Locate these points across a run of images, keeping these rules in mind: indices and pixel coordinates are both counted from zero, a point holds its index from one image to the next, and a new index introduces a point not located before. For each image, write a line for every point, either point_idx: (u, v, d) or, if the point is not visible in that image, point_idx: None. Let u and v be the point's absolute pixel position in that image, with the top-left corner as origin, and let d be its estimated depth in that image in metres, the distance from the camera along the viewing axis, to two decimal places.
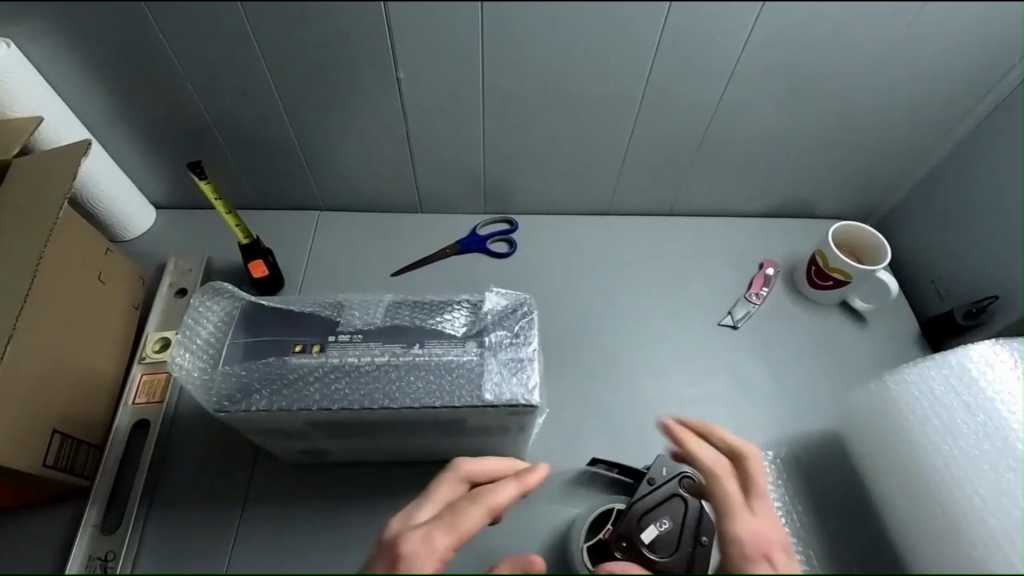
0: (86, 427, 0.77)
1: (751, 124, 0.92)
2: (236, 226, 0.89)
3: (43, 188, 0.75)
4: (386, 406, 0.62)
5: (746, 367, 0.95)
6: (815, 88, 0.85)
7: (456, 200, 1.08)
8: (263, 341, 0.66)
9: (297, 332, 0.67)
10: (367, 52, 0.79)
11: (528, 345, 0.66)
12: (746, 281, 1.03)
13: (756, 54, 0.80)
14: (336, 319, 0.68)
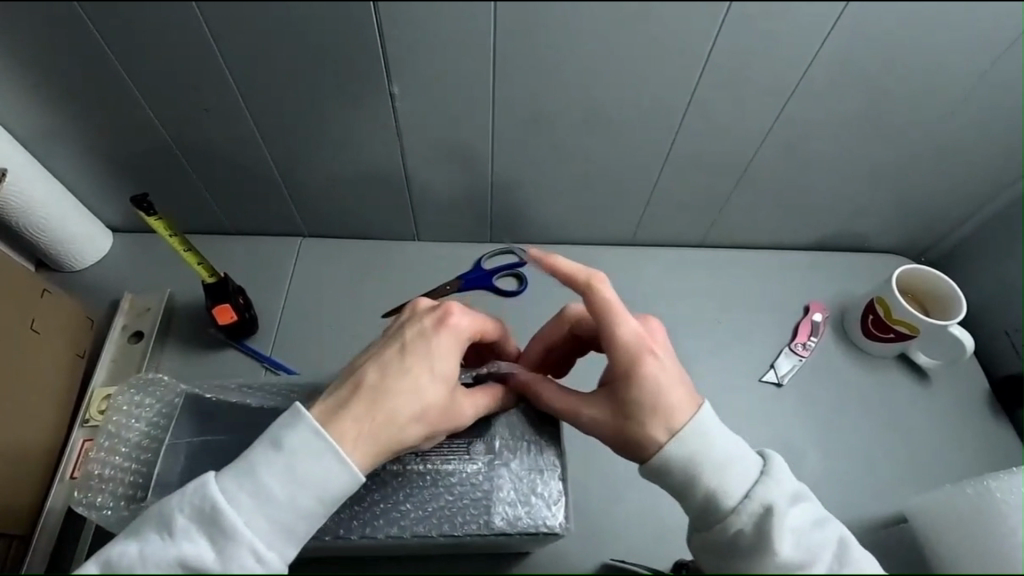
0: (5, 514, 0.64)
1: (806, 149, 0.79)
2: (198, 265, 0.75)
3: None
4: (380, 532, 0.58)
5: (792, 432, 0.82)
6: (885, 103, 0.72)
7: (458, 229, 0.94)
8: (207, 456, 0.59)
9: (252, 433, 0.60)
10: (356, 62, 0.66)
11: (540, 452, 0.62)
12: (790, 329, 0.90)
13: (822, 65, 0.67)
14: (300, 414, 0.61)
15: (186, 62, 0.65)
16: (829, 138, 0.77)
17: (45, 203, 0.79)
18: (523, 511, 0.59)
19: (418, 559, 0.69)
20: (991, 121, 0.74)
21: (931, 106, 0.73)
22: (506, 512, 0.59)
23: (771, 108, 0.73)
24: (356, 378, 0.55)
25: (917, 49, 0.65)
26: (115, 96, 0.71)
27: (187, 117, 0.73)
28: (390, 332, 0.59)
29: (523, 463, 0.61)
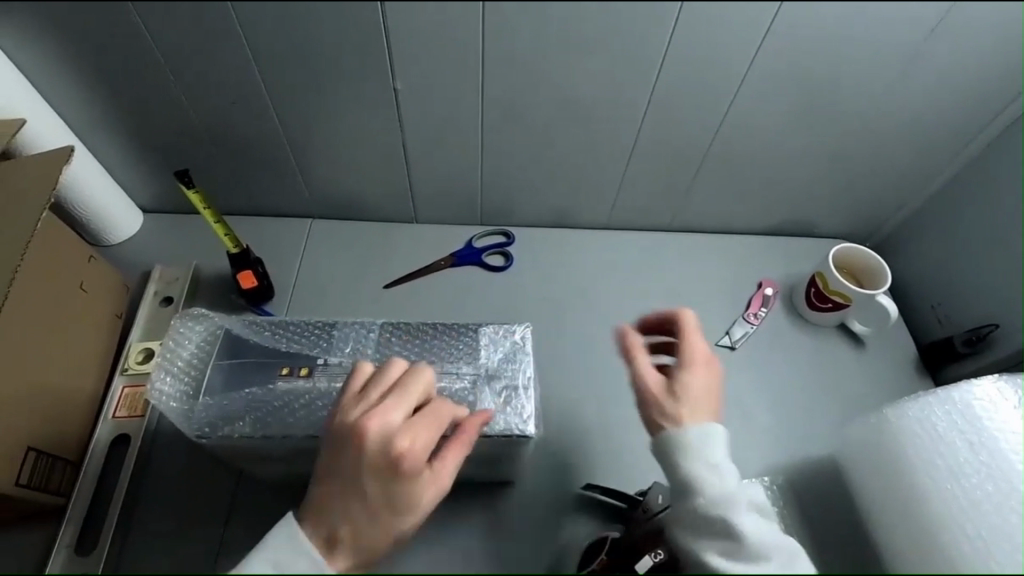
0: (63, 442, 0.74)
1: (753, 141, 0.91)
2: (225, 235, 0.86)
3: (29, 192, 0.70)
4: None
5: (742, 391, 0.93)
6: (818, 104, 0.84)
7: (453, 213, 1.05)
8: (243, 370, 0.63)
9: (283, 355, 0.63)
10: (364, 61, 0.77)
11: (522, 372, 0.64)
12: (744, 301, 1.02)
13: (761, 69, 0.79)
14: (322, 343, 0.64)
15: (218, 60, 0.76)
16: (774, 132, 0.89)
17: (88, 183, 0.90)
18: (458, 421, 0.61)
19: None
20: (910, 124, 0.86)
21: (859, 110, 0.84)
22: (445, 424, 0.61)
23: (720, 105, 0.85)
24: (327, 525, 0.53)
25: (842, 61, 0.77)
26: (154, 92, 0.82)
27: (215, 112, 0.84)
28: (350, 467, 0.54)
29: (501, 379, 0.63)
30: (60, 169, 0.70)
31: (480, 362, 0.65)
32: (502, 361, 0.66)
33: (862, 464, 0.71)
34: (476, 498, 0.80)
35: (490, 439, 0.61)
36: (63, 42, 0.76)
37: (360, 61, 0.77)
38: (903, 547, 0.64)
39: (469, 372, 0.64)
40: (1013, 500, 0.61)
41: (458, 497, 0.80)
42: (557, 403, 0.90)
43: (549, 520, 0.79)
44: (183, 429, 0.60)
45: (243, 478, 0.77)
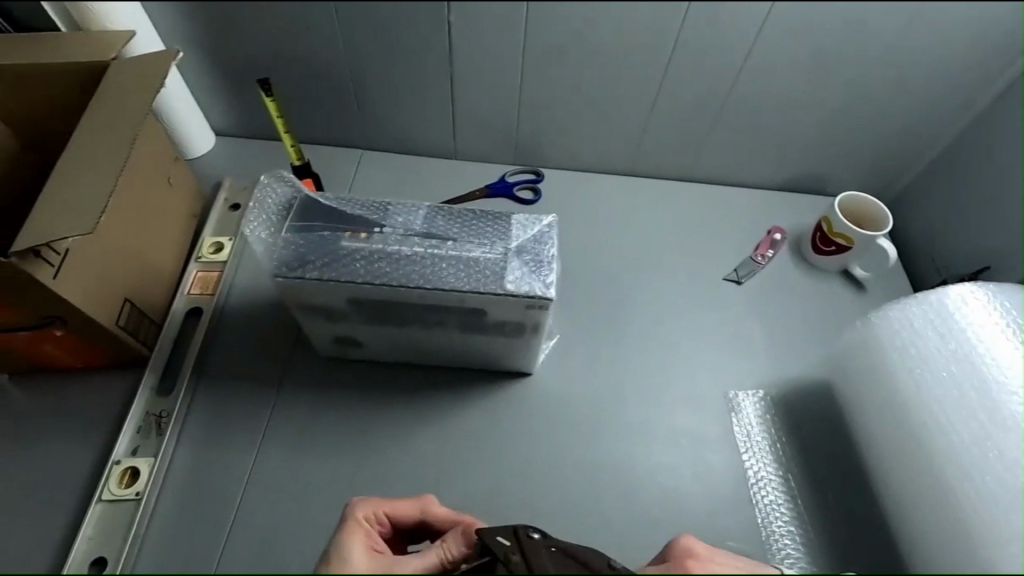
0: (150, 305, 0.85)
1: (789, 116, 0.94)
2: (292, 147, 0.99)
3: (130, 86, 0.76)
4: (419, 286, 0.66)
5: (745, 321, 1.00)
6: (857, 94, 0.86)
7: (488, 152, 1.15)
8: (315, 226, 0.70)
9: (346, 220, 0.70)
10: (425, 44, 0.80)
11: (549, 248, 0.70)
12: (754, 244, 1.09)
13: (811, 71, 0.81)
14: (380, 214, 0.71)
15: None
16: (812, 112, 0.92)
17: (172, 100, 1.01)
18: (489, 282, 0.67)
19: (443, 376, 0.90)
20: (941, 99, 0.89)
21: (903, 94, 0.86)
22: (478, 284, 0.66)
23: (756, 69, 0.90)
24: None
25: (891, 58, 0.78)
26: None
27: None
28: None
29: (530, 250, 0.69)
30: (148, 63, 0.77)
31: (510, 238, 0.70)
32: (532, 238, 0.71)
33: (858, 372, 0.80)
34: (497, 389, 0.90)
35: (517, 301, 0.67)
36: None
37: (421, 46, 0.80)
38: (889, 425, 0.75)
39: (500, 245, 0.69)
40: (974, 380, 0.71)
41: (480, 383, 0.90)
42: (574, 320, 0.99)
43: (560, 413, 0.89)
44: (267, 266, 0.67)
45: (298, 347, 0.89)
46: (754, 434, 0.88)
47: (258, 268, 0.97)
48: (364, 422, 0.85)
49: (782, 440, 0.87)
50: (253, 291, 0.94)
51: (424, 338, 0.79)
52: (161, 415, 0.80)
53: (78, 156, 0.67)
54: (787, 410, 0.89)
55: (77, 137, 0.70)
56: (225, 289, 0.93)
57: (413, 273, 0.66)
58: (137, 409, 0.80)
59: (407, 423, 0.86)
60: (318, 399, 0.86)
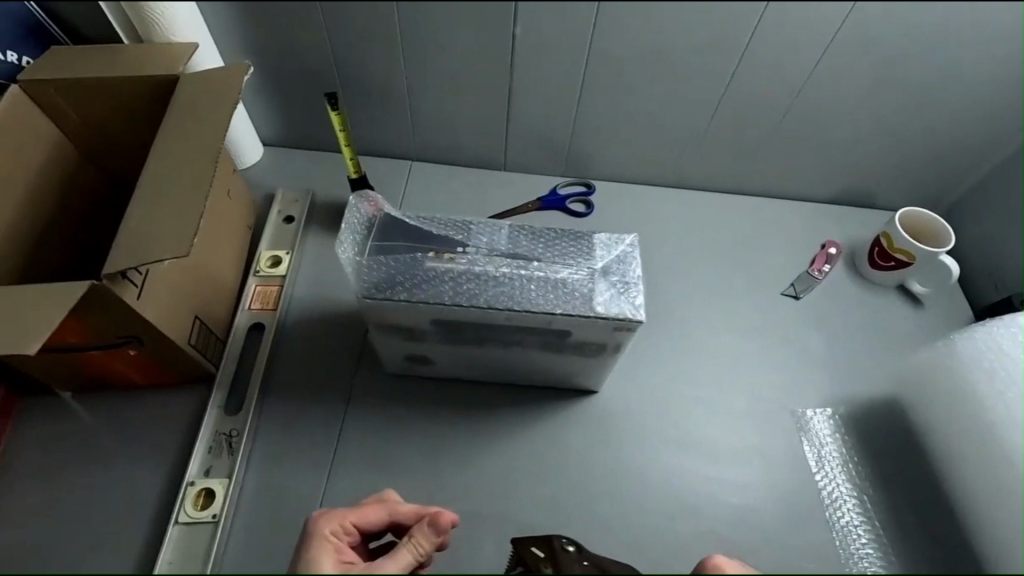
0: (216, 321, 0.84)
1: (852, 123, 0.93)
2: (349, 160, 0.97)
3: (200, 101, 0.74)
4: (508, 308, 0.65)
5: (807, 337, 0.99)
6: (918, 100, 0.86)
7: (539, 163, 1.14)
8: (398, 245, 0.68)
9: (428, 240, 0.69)
10: (491, 50, 0.79)
11: (633, 269, 0.69)
12: (808, 258, 1.08)
13: (879, 70, 0.80)
14: (461, 234, 0.70)
15: None
16: (873, 123, 0.92)
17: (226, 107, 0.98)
18: (579, 303, 0.66)
19: (509, 392, 0.89)
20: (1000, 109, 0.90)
21: (967, 100, 0.86)
22: (567, 304, 0.65)
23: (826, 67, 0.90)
24: None
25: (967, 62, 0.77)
26: None
27: None
28: None
29: (616, 271, 0.68)
30: (219, 78, 0.75)
31: (595, 258, 0.70)
32: (616, 259, 0.70)
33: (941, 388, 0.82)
34: (562, 406, 0.89)
35: (606, 323, 0.67)
36: None
37: (488, 50, 0.79)
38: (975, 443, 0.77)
39: (586, 265, 0.69)
40: None
41: (544, 400, 0.89)
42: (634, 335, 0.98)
43: (626, 430, 0.89)
44: (353, 286, 0.65)
45: (361, 364, 0.88)
46: (827, 449, 0.87)
47: (315, 282, 0.96)
48: (433, 439, 0.84)
49: (854, 459, 0.87)
50: (311, 306, 0.94)
51: (498, 357, 0.78)
52: (231, 434, 0.79)
53: (159, 177, 0.66)
54: (856, 427, 0.89)
55: (156, 157, 0.69)
56: (285, 304, 0.92)
57: (502, 293, 0.65)
58: (207, 428, 0.79)
59: (474, 440, 0.85)
60: (385, 419, 0.84)
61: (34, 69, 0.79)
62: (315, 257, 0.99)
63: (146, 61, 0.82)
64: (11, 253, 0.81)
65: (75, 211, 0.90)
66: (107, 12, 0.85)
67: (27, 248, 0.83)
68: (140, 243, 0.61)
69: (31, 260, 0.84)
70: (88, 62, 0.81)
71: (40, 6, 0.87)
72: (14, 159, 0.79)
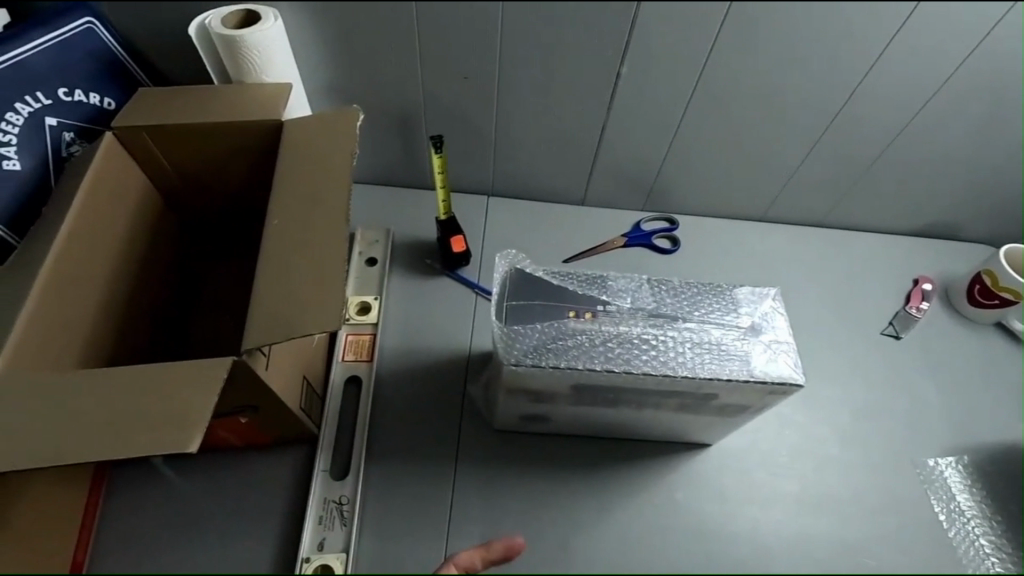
0: (316, 377, 0.79)
1: (944, 135, 0.95)
2: (443, 202, 0.92)
3: (313, 150, 0.70)
4: (664, 373, 0.61)
5: (914, 379, 0.96)
6: (1000, 109, 0.90)
7: (621, 197, 1.11)
8: (536, 305, 0.64)
9: (567, 298, 0.65)
10: (604, 42, 0.81)
11: (781, 326, 0.66)
12: (903, 295, 1.06)
13: (973, 65, 0.84)
14: (599, 291, 0.66)
15: (469, 39, 0.81)
16: None
17: None
18: (735, 366, 0.62)
19: (620, 446, 0.85)
20: None
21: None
22: (725, 368, 0.62)
23: (937, 101, 0.89)
24: None
25: None
26: (390, 69, 0.86)
27: (444, 88, 0.89)
28: None
29: (766, 330, 0.65)
30: (331, 126, 0.72)
31: (741, 315, 0.66)
32: (762, 315, 0.67)
33: None
34: (675, 458, 0.85)
35: (762, 386, 0.63)
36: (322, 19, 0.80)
37: (599, 44, 0.81)
38: None
39: (734, 323, 0.65)
40: None
41: (656, 453, 0.85)
42: None
43: (745, 483, 0.85)
44: (498, 353, 0.61)
45: (465, 418, 0.84)
46: (957, 503, 0.84)
47: (408, 328, 0.92)
48: (549, 499, 0.80)
49: (987, 513, 0.84)
50: (406, 354, 0.89)
51: (624, 416, 0.74)
52: (341, 502, 0.74)
53: (286, 236, 0.62)
54: (981, 476, 0.86)
55: (277, 214, 0.64)
56: (379, 354, 0.88)
57: (656, 358, 0.62)
58: (316, 496, 0.74)
59: (590, 498, 0.81)
60: (498, 479, 0.80)
61: (129, 113, 0.75)
62: (404, 299, 0.96)
63: (246, 105, 0.77)
64: (104, 326, 0.71)
65: (162, 263, 0.84)
66: (204, 59, 0.81)
67: (126, 309, 0.75)
68: (283, 314, 0.56)
69: (126, 325, 0.75)
70: (186, 105, 0.76)
71: (121, 44, 0.84)
72: (113, 210, 0.73)
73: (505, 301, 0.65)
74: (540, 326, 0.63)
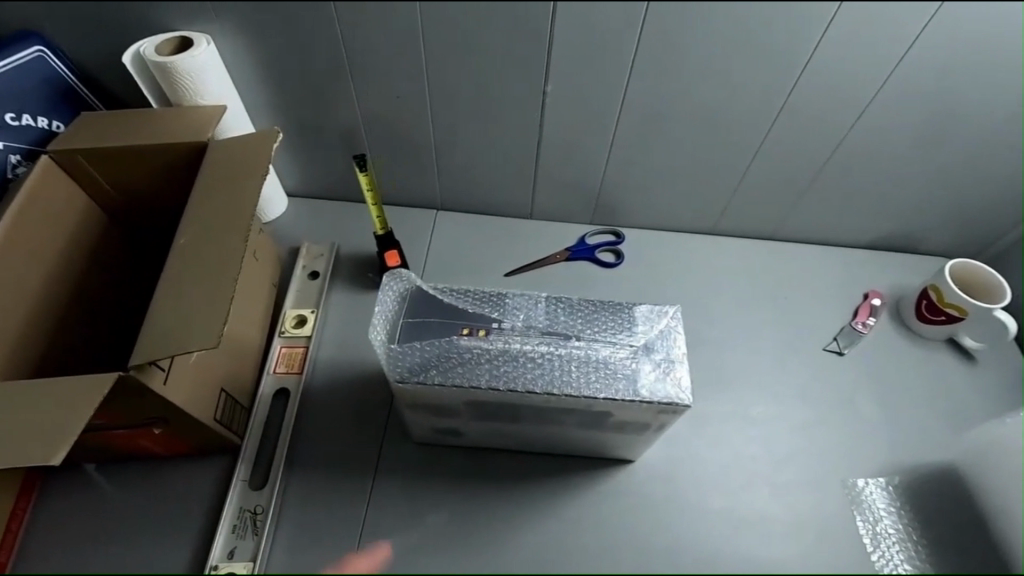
0: (241, 389, 0.82)
1: (885, 148, 0.93)
2: (377, 218, 0.94)
3: (230, 171, 0.72)
4: (549, 392, 0.62)
5: (854, 396, 0.95)
6: (937, 122, 0.89)
7: (568, 211, 1.12)
8: (431, 322, 0.66)
9: (463, 316, 0.66)
10: (525, 61, 0.83)
11: (677, 345, 0.66)
12: (851, 310, 1.04)
13: (902, 79, 0.82)
14: (497, 309, 0.67)
15: (393, 60, 0.83)
16: None
17: None
18: (622, 385, 0.63)
19: (542, 461, 0.85)
20: None
21: (989, 125, 0.88)
22: (610, 387, 0.62)
23: (870, 114, 0.88)
24: None
25: None
26: (323, 89, 0.89)
27: (377, 106, 0.92)
28: None
29: (659, 350, 0.65)
30: (251, 148, 0.74)
31: (636, 333, 0.66)
32: (657, 334, 0.67)
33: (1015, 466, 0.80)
34: (598, 473, 0.85)
35: (651, 406, 0.63)
36: (253, 44, 0.83)
37: (520, 62, 0.83)
38: None
39: (628, 342, 0.65)
40: None
41: (579, 469, 0.85)
42: None
43: (667, 500, 0.85)
44: (386, 369, 0.63)
45: (390, 430, 0.86)
46: (883, 526, 0.83)
47: (343, 341, 0.94)
48: (465, 513, 0.81)
49: (915, 536, 0.82)
50: (339, 367, 0.91)
51: (530, 433, 0.75)
52: (256, 510, 0.77)
53: (190, 256, 0.65)
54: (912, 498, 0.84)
55: (185, 234, 0.68)
56: (311, 366, 0.90)
57: (540, 376, 0.62)
58: (231, 504, 0.77)
59: (508, 513, 0.81)
60: (416, 492, 0.82)
61: (68, 138, 0.79)
62: (342, 312, 0.98)
63: (177, 127, 0.81)
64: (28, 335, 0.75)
65: (104, 276, 0.89)
66: (141, 83, 0.85)
67: (58, 320, 0.80)
68: (170, 331, 0.59)
69: (57, 337, 0.80)
70: (121, 128, 0.80)
71: (72, 71, 0.87)
72: (46, 227, 0.78)
73: (403, 318, 0.67)
74: (431, 343, 0.64)
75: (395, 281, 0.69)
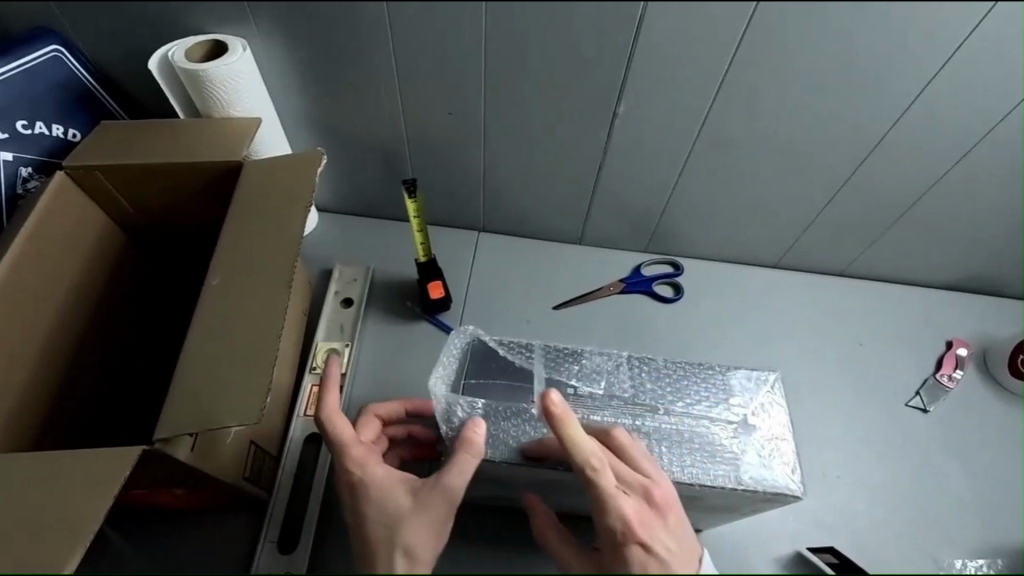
0: (268, 437, 0.74)
1: (989, 185, 0.84)
2: (421, 245, 0.87)
3: (269, 199, 0.64)
4: None
5: (940, 459, 0.87)
6: None
7: (622, 239, 1.02)
8: (500, 387, 0.62)
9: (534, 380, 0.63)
10: (598, 81, 0.73)
11: (779, 423, 0.61)
12: (934, 360, 0.95)
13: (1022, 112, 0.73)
14: (571, 374, 0.64)
15: (449, 72, 0.74)
16: None
17: None
18: (722, 471, 0.57)
19: None
20: None
21: None
22: (710, 473, 0.57)
23: (979, 147, 0.78)
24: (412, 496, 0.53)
25: None
26: (367, 103, 0.80)
27: (425, 122, 0.83)
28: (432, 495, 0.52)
29: (762, 428, 0.59)
30: (294, 172, 0.65)
31: (732, 407, 0.61)
32: (756, 407, 0.61)
33: None
34: None
35: (755, 496, 0.57)
36: (291, 52, 0.74)
37: (593, 82, 0.74)
38: None
39: (725, 418, 0.60)
40: None
41: None
42: None
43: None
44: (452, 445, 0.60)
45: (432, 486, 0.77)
46: None
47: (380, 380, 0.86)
48: None
49: None
50: None
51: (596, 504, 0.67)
52: None
53: (222, 305, 0.57)
54: None
55: (217, 275, 0.59)
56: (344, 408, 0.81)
57: None
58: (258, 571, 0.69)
59: None
60: None
61: (85, 151, 0.71)
62: (378, 347, 0.90)
63: (205, 140, 0.71)
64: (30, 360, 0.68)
65: (121, 301, 0.81)
66: (166, 90, 0.76)
67: (70, 352, 0.74)
68: (208, 400, 0.52)
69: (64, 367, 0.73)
70: (143, 140, 0.71)
71: (88, 71, 0.78)
72: (62, 255, 0.71)
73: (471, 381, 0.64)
74: (503, 415, 0.61)
75: (461, 337, 0.66)
